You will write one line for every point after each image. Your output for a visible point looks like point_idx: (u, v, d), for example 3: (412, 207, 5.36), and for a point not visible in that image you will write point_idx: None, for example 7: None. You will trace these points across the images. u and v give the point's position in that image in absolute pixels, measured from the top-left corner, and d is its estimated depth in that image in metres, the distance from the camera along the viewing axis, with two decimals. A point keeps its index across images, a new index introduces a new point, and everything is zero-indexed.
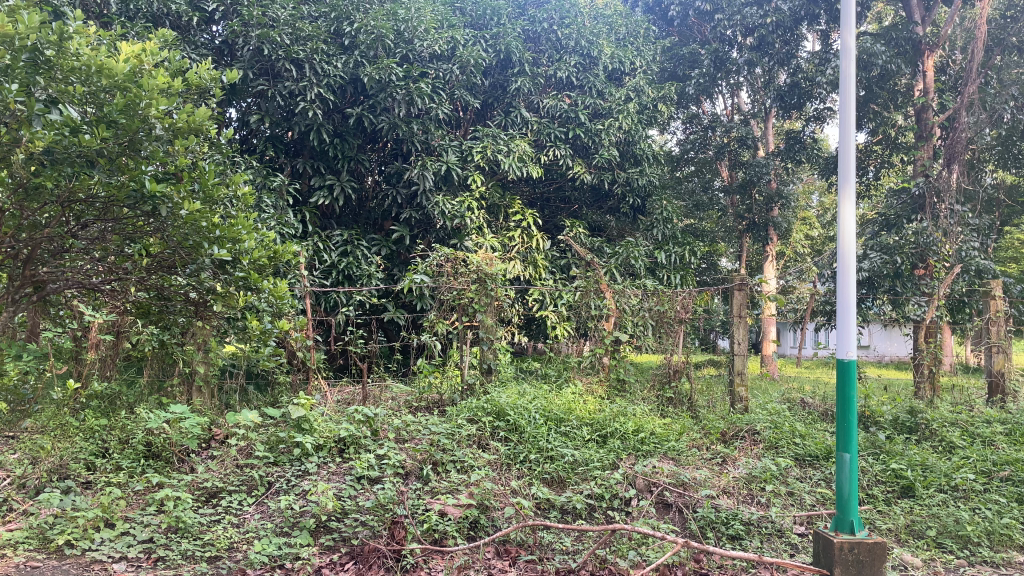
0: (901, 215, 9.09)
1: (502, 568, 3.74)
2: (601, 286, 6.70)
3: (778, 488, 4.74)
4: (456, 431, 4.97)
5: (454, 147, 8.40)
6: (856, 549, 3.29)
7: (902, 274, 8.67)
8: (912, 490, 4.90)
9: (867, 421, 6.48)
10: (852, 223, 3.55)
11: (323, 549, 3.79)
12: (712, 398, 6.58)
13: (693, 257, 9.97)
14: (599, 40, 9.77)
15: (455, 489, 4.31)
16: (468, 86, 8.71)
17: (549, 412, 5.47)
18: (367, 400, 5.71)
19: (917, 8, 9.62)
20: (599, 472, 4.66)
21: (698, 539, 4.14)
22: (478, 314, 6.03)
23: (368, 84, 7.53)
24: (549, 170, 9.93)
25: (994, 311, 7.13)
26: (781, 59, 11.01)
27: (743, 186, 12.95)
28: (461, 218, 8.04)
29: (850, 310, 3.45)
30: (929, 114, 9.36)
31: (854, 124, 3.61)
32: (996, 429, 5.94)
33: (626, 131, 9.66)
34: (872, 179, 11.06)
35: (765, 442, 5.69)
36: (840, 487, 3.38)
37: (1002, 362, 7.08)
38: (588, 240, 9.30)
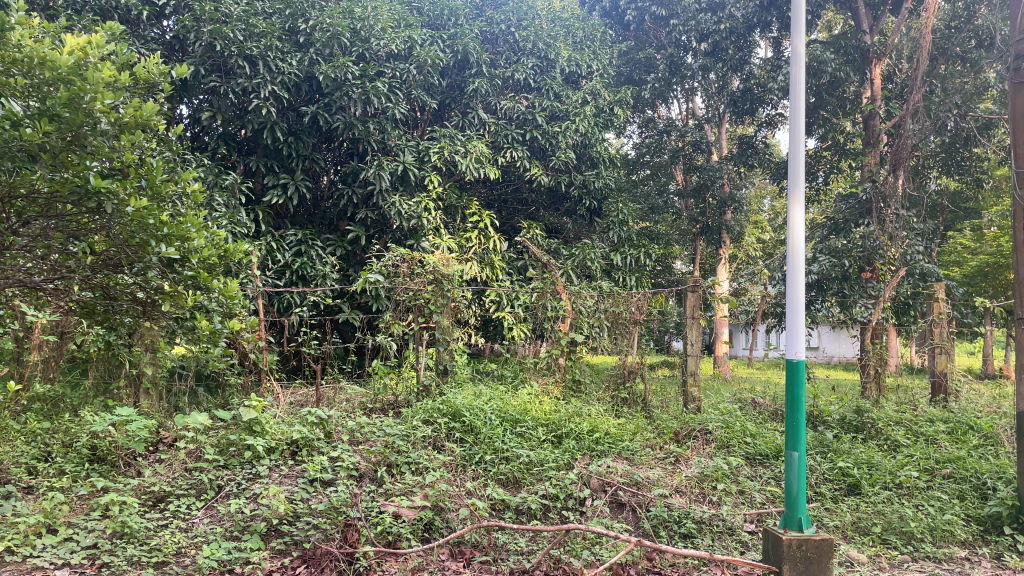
0: (849, 220, 9.32)
1: (456, 569, 3.73)
2: (557, 288, 6.69)
3: (729, 487, 4.82)
4: (411, 432, 4.94)
5: (411, 147, 8.36)
6: (804, 546, 3.35)
7: (850, 276, 9.00)
8: (859, 487, 5.02)
9: (815, 420, 6.62)
10: (801, 226, 3.61)
11: (274, 553, 3.74)
12: (666, 398, 6.69)
13: (649, 259, 10.07)
14: (556, 43, 9.81)
15: (410, 490, 4.28)
16: (426, 86, 8.68)
17: (505, 413, 5.48)
18: (321, 403, 5.64)
19: (866, 17, 9.85)
20: (553, 473, 4.67)
21: (651, 538, 4.17)
22: (434, 315, 6.01)
23: (324, 83, 7.44)
24: (507, 173, 9.95)
25: (937, 313, 7.34)
26: (734, 65, 11.13)
27: (697, 189, 13.15)
28: (418, 219, 8.01)
29: (799, 310, 3.52)
30: (877, 121, 9.60)
31: (803, 129, 3.68)
32: (938, 428, 6.11)
33: (583, 133, 9.72)
34: (821, 184, 11.30)
35: (717, 442, 5.78)
36: (789, 484, 3.45)
37: (945, 363, 7.26)
38: (545, 242, 9.34)
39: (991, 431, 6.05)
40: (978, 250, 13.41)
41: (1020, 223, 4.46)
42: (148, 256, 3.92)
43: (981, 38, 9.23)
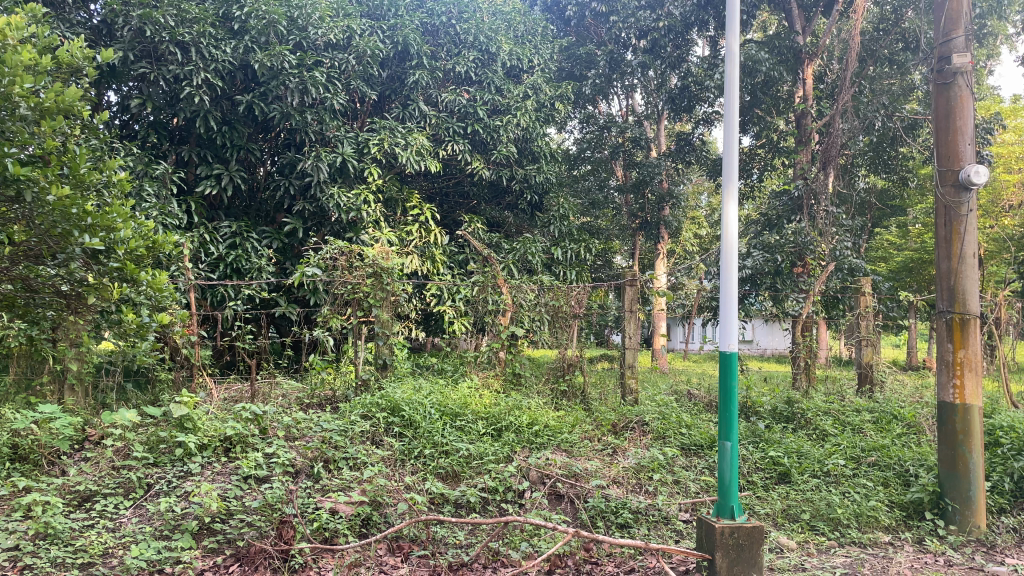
0: (782, 216, 9.57)
1: (394, 564, 3.73)
2: (498, 282, 6.87)
3: (665, 477, 4.90)
4: (349, 428, 4.88)
5: (350, 138, 8.24)
6: (736, 533, 3.46)
7: (782, 271, 9.14)
8: (788, 476, 5.17)
9: (748, 411, 6.77)
10: (735, 222, 3.67)
11: (206, 551, 3.66)
12: (604, 391, 6.59)
13: (589, 253, 10.18)
14: (498, 36, 9.79)
15: (347, 486, 4.22)
16: (366, 77, 8.57)
17: (445, 406, 5.46)
18: (256, 398, 5.52)
19: (798, 18, 10.13)
20: (493, 466, 4.67)
21: (588, 528, 4.22)
22: (374, 309, 5.95)
23: (260, 71, 7.28)
24: (448, 166, 9.90)
25: (864, 306, 7.57)
26: (672, 62, 11.39)
27: (636, 185, 13.32)
28: (357, 211, 7.96)
29: (732, 305, 3.59)
30: (808, 120, 9.85)
31: (738, 127, 3.75)
32: (864, 418, 6.34)
33: (524, 128, 9.71)
34: (756, 180, 11.53)
35: (653, 433, 5.88)
36: (722, 473, 3.53)
37: (870, 355, 7.51)
38: (486, 236, 9.33)
39: (914, 420, 6.29)
40: (903, 247, 13.89)
41: (940, 221, 4.65)
42: (71, 247, 3.81)
43: (908, 41, 9.58)
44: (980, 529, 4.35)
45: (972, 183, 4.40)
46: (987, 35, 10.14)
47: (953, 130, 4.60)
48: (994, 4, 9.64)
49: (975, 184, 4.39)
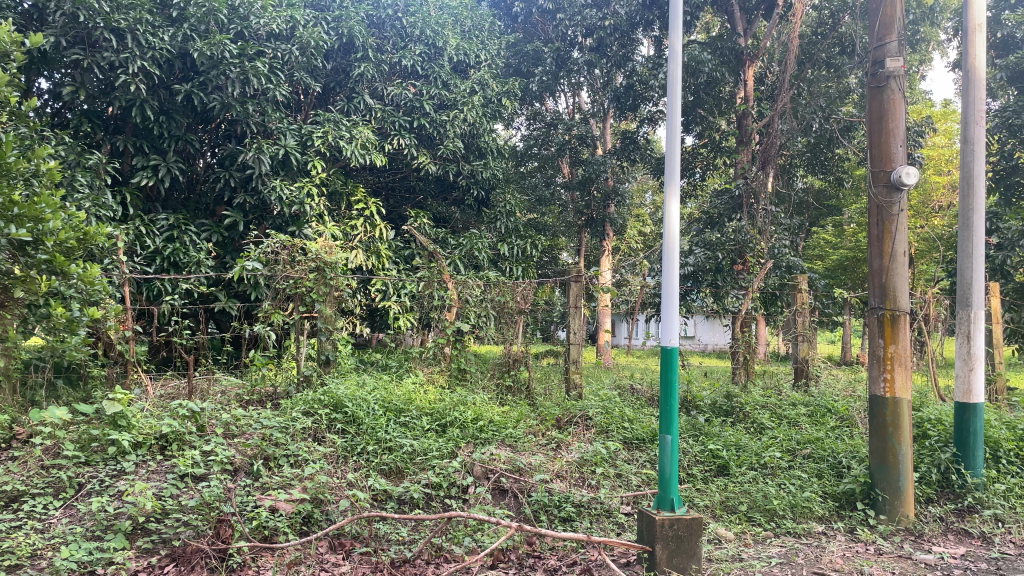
0: (723, 215, 9.76)
1: (335, 562, 3.69)
2: (444, 277, 6.75)
3: (607, 471, 4.97)
4: (290, 424, 4.82)
5: (293, 130, 8.11)
6: (675, 525, 3.55)
7: (723, 268, 9.26)
8: (727, 468, 5.29)
9: (688, 404, 6.91)
10: (677, 218, 3.74)
11: (140, 552, 3.57)
12: (549, 386, 6.74)
13: (535, 250, 10.24)
14: (444, 31, 9.75)
15: (287, 484, 4.16)
16: (309, 69, 8.46)
17: (389, 402, 5.42)
18: (194, 395, 5.39)
19: (740, 20, 10.36)
20: (436, 462, 4.66)
21: (531, 523, 4.25)
22: (316, 304, 5.87)
23: (199, 60, 7.10)
24: (394, 160, 9.82)
25: (800, 303, 7.82)
26: (617, 61, 11.48)
27: (583, 182, 13.42)
28: (300, 204, 7.85)
29: (673, 301, 3.65)
30: (749, 120, 10.05)
31: (680, 124, 3.81)
32: (800, 412, 6.52)
33: (470, 123, 9.70)
34: (698, 179, 11.73)
35: (597, 427, 5.95)
36: (663, 467, 3.60)
37: (806, 350, 7.76)
38: (432, 231, 9.27)
39: (847, 414, 6.50)
40: (839, 246, 14.31)
41: (871, 220, 4.80)
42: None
43: (845, 45, 9.87)
44: (908, 518, 4.52)
45: (903, 184, 4.55)
46: (920, 41, 10.51)
47: (885, 131, 4.74)
48: (925, 11, 10.01)
49: (906, 185, 4.54)
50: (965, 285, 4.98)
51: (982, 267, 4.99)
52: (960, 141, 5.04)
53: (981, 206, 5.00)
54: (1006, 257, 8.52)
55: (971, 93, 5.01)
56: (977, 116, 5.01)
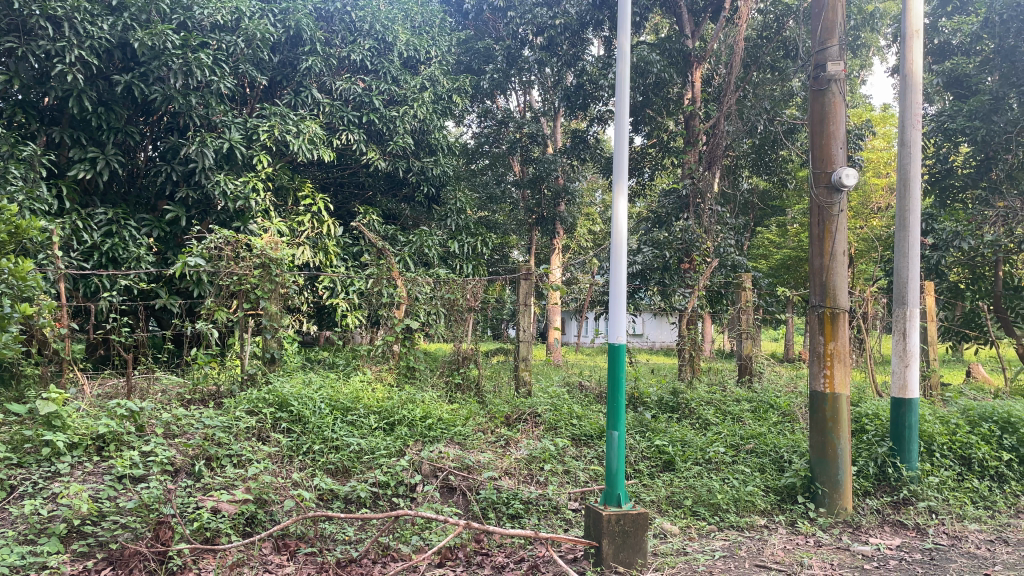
0: (670, 214, 9.90)
1: (279, 563, 3.63)
2: (393, 274, 6.64)
3: (555, 467, 4.99)
4: (233, 424, 4.72)
5: (238, 124, 7.96)
6: (622, 520, 3.59)
7: (670, 267, 9.39)
8: (672, 464, 5.36)
9: (635, 401, 6.96)
10: (625, 217, 3.78)
11: (76, 556, 3.46)
12: (499, 383, 6.72)
13: (485, 248, 10.23)
14: (394, 26, 9.68)
15: (230, 484, 4.08)
16: (256, 62, 8.31)
17: (336, 401, 5.35)
18: (133, 394, 5.26)
19: (688, 22, 10.50)
20: (384, 460, 4.62)
21: (479, 520, 4.25)
22: (261, 301, 5.75)
23: (140, 50, 6.91)
24: (343, 156, 9.70)
25: (745, 301, 7.92)
26: (567, 60, 11.57)
27: (533, 180, 13.46)
28: (245, 199, 7.72)
29: (621, 298, 3.68)
30: (696, 121, 10.20)
31: (628, 124, 3.85)
32: (743, 408, 6.65)
33: (421, 119, 9.64)
34: (647, 179, 11.82)
35: (545, 424, 5.98)
36: (610, 462, 3.64)
37: (750, 347, 7.90)
38: (381, 228, 9.19)
39: (789, 409, 6.65)
40: (782, 246, 14.66)
41: (813, 221, 4.92)
42: None
43: (788, 49, 10.11)
44: (846, 510, 4.65)
45: (843, 185, 4.68)
46: (860, 47, 10.82)
47: (827, 133, 4.86)
48: (866, 17, 10.30)
49: (846, 186, 4.67)
50: (901, 284, 5.14)
51: (917, 267, 5.15)
52: (897, 144, 5.20)
53: (917, 207, 5.16)
54: (940, 257, 8.82)
55: (908, 97, 5.17)
56: (913, 120, 5.17)
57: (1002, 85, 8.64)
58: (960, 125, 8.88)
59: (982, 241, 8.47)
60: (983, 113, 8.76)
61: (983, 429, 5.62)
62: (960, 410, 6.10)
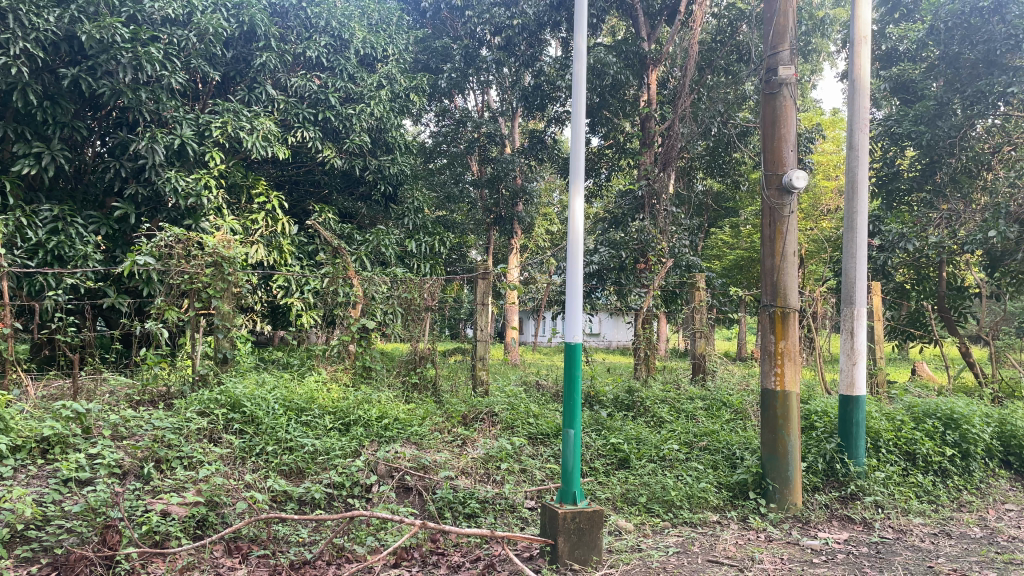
0: (627, 215, 10.00)
1: (231, 566, 3.58)
2: (349, 273, 6.49)
3: (512, 466, 5.00)
4: (184, 425, 4.63)
5: (190, 120, 7.81)
6: (577, 518, 3.63)
7: (626, 267, 9.47)
8: (628, 461, 5.42)
9: (591, 399, 7.03)
10: (581, 216, 3.81)
11: (19, 561, 3.36)
12: (456, 382, 6.76)
13: (443, 247, 10.21)
14: (351, 23, 9.60)
15: (181, 487, 4.01)
16: (208, 57, 8.17)
17: (290, 401, 5.29)
18: (80, 395, 5.13)
19: (644, 25, 10.60)
20: (339, 461, 4.59)
21: (436, 520, 4.24)
22: (214, 300, 5.65)
23: (88, 43, 6.75)
24: (298, 154, 9.58)
25: (698, 300, 8.00)
26: (525, 60, 11.59)
27: (491, 180, 13.47)
28: (197, 196, 7.57)
29: (577, 298, 3.71)
30: (652, 123, 10.31)
31: (585, 125, 3.88)
32: (697, 405, 6.75)
33: (377, 118, 9.57)
34: (604, 180, 11.79)
35: (502, 424, 5.99)
36: (566, 460, 3.67)
37: (704, 346, 7.94)
38: (337, 227, 9.12)
39: (741, 407, 6.77)
40: (736, 246, 15.08)
41: (766, 222, 5.01)
42: None
43: (741, 53, 10.32)
44: (796, 506, 4.75)
45: (794, 187, 4.77)
46: (812, 51, 11.05)
47: (779, 136, 4.96)
48: (817, 23, 10.53)
49: (796, 187, 4.76)
50: (849, 284, 5.26)
51: (865, 267, 5.28)
52: (846, 147, 5.33)
53: (864, 210, 5.30)
54: (887, 258, 9.05)
55: (857, 102, 5.30)
56: (861, 124, 5.30)
57: (947, 91, 8.90)
58: (907, 129, 9.16)
59: (927, 243, 8.70)
60: (928, 118, 9.03)
61: (927, 425, 5.78)
62: (906, 407, 6.26)
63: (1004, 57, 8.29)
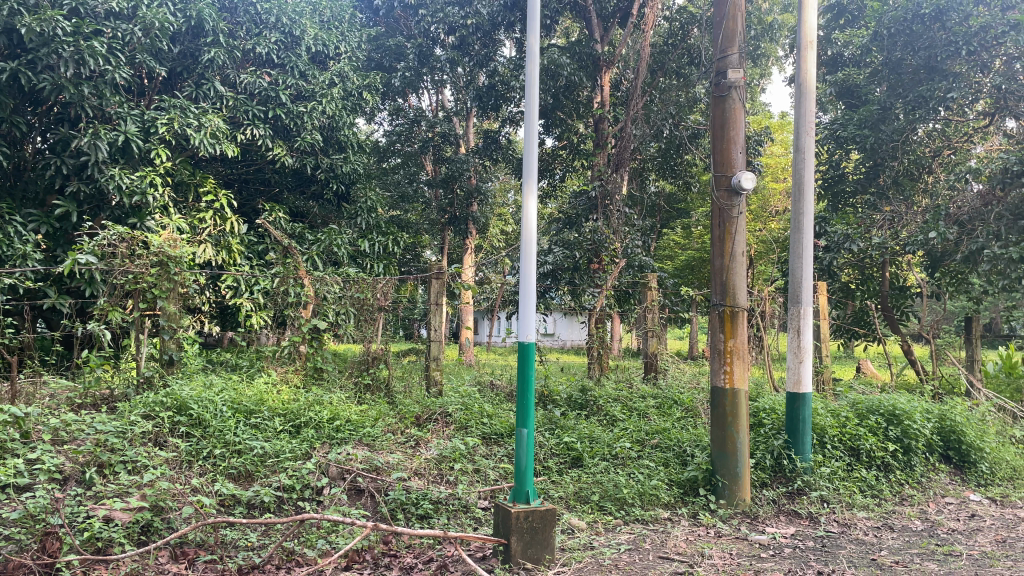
0: (580, 215, 10.06)
1: (176, 571, 3.49)
2: (300, 273, 6.49)
3: (465, 467, 4.99)
4: (128, 428, 4.50)
5: (136, 116, 7.63)
6: (530, 517, 3.64)
7: (580, 267, 9.53)
8: (580, 460, 5.46)
9: (545, 399, 7.07)
10: (534, 215, 3.82)
11: None
12: (409, 383, 6.65)
13: (397, 247, 10.15)
14: (302, 19, 9.50)
15: (124, 492, 3.91)
16: (154, 52, 7.99)
17: (238, 404, 5.19)
18: (18, 399, 4.95)
19: (597, 27, 10.67)
20: (289, 464, 4.53)
21: (388, 522, 4.21)
22: (159, 301, 5.52)
23: (28, 37, 6.54)
24: (248, 152, 9.42)
25: (651, 300, 7.99)
26: (479, 61, 11.54)
27: (445, 180, 13.43)
28: (142, 194, 7.40)
29: (530, 297, 3.72)
30: (605, 125, 10.40)
31: (538, 124, 3.89)
32: (649, 403, 6.82)
33: (330, 115, 9.47)
34: (558, 181, 11.89)
35: (456, 424, 5.97)
36: (519, 459, 3.68)
37: (656, 346, 8.04)
38: (288, 226, 9.00)
39: (691, 405, 6.87)
40: (687, 247, 15.32)
41: (716, 222, 5.09)
42: None
43: (692, 56, 10.49)
44: (744, 501, 4.83)
45: (743, 188, 4.86)
46: (761, 56, 11.27)
47: (728, 138, 5.04)
48: (765, 27, 10.74)
49: (745, 188, 4.85)
50: (796, 284, 5.37)
51: (811, 267, 5.39)
52: (793, 150, 5.44)
53: (810, 211, 5.41)
54: (832, 258, 9.27)
55: (803, 105, 5.41)
56: (808, 127, 5.41)
57: (890, 95, 9.20)
58: (851, 133, 9.43)
59: (870, 243, 8.93)
60: (872, 122, 9.33)
61: (870, 421, 5.93)
62: (850, 403, 6.42)
63: (944, 63, 8.56)
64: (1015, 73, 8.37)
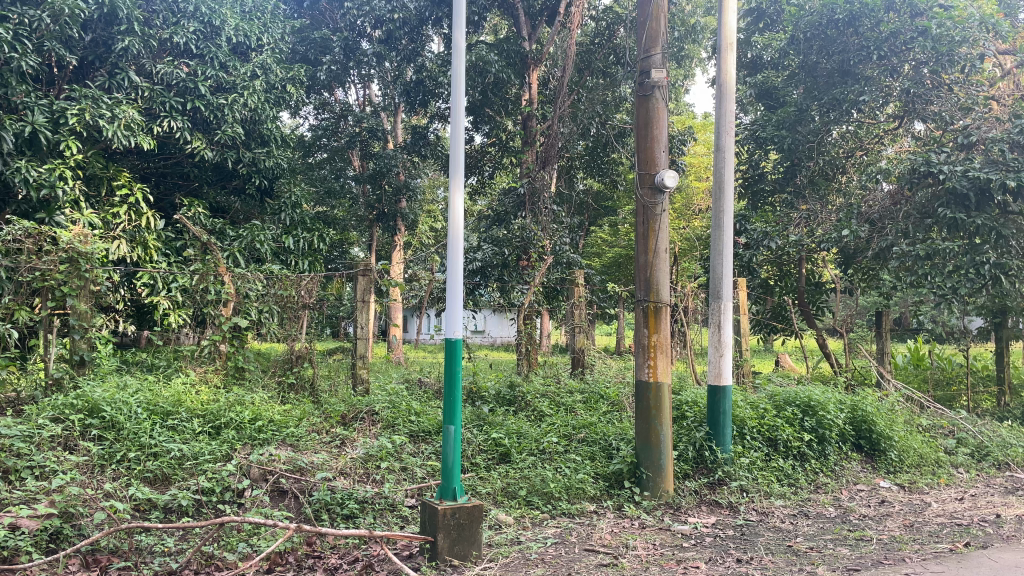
0: (510, 212, 10.08)
1: None
2: (220, 270, 6.31)
3: (392, 465, 4.95)
4: (35, 433, 4.30)
5: (44, 107, 7.30)
6: (457, 514, 3.63)
7: (509, 263, 9.56)
8: (508, 455, 5.47)
9: (473, 395, 7.05)
10: (461, 211, 3.80)
11: None
12: (335, 382, 6.51)
13: (322, 243, 10.00)
14: (222, 9, 9.22)
15: (31, 498, 3.73)
16: (65, 40, 7.66)
17: (154, 405, 5.01)
18: None
19: (525, 25, 10.73)
20: (209, 466, 4.41)
21: (311, 523, 4.14)
22: (68, 298, 5.28)
23: None
24: (166, 144, 9.10)
25: (578, 296, 8.05)
26: (407, 55, 11.58)
27: (373, 176, 13.27)
28: (51, 187, 7.07)
29: (457, 293, 3.71)
30: (533, 122, 10.47)
31: (464, 120, 3.88)
32: (576, 399, 6.91)
33: (252, 109, 9.24)
34: (487, 177, 11.90)
35: (383, 422, 5.92)
36: (446, 457, 3.65)
37: (582, 340, 8.17)
38: (208, 222, 8.76)
39: (617, 399, 6.99)
40: (615, 244, 15.55)
41: (640, 219, 5.18)
42: None
43: (618, 55, 10.67)
44: (668, 492, 4.94)
45: (665, 186, 4.97)
46: (684, 57, 11.51)
47: (651, 137, 5.13)
48: (688, 29, 10.96)
49: (668, 187, 4.96)
50: (717, 280, 5.51)
51: (730, 263, 5.55)
52: (714, 150, 5.58)
53: (730, 208, 5.56)
54: (752, 255, 9.57)
55: (724, 105, 5.56)
56: (727, 127, 5.55)
57: (806, 98, 9.49)
58: (770, 133, 9.73)
59: (787, 241, 9.25)
60: (789, 123, 9.66)
61: (788, 412, 6.12)
62: (768, 395, 6.62)
63: (857, 68, 8.92)
64: (922, 78, 8.71)
